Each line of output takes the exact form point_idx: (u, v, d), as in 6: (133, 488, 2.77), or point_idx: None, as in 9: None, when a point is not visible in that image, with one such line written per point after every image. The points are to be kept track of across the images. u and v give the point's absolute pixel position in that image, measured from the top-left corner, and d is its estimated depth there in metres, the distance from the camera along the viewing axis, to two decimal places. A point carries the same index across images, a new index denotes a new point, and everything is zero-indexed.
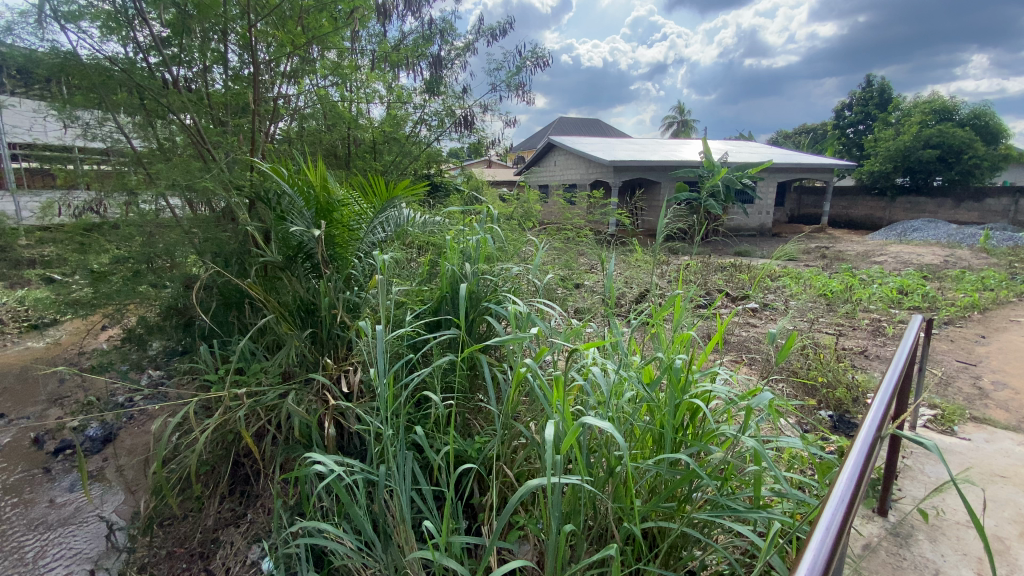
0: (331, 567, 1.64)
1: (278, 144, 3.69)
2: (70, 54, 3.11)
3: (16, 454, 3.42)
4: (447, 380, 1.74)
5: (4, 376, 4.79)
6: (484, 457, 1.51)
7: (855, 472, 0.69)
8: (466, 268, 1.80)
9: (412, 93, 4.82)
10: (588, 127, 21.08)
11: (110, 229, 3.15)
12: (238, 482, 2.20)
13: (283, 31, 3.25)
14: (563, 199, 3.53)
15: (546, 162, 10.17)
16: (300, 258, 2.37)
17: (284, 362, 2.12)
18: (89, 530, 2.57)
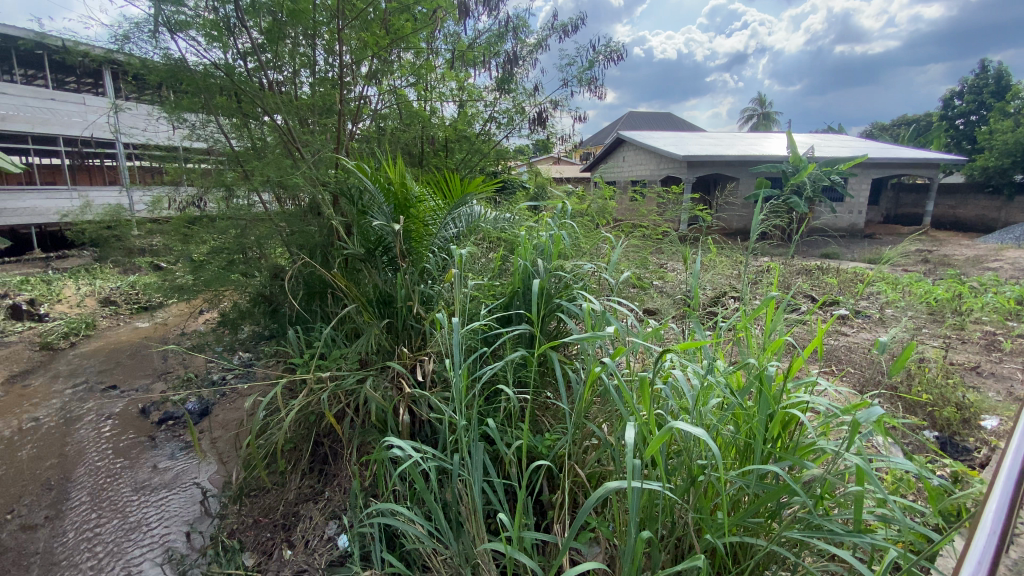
0: (404, 550, 1.70)
1: (358, 143, 3.85)
2: (179, 61, 3.40)
3: (128, 421, 3.84)
4: (520, 376, 1.76)
5: (119, 352, 5.39)
6: (556, 454, 1.51)
7: (998, 525, 0.66)
8: (539, 264, 1.80)
9: (484, 91, 4.87)
10: (659, 121, 20.37)
11: (209, 222, 3.44)
12: (318, 460, 2.34)
13: (366, 34, 3.39)
14: (636, 196, 3.45)
15: (615, 158, 9.92)
16: (379, 251, 2.48)
17: (363, 350, 2.23)
18: (186, 494, 2.83)
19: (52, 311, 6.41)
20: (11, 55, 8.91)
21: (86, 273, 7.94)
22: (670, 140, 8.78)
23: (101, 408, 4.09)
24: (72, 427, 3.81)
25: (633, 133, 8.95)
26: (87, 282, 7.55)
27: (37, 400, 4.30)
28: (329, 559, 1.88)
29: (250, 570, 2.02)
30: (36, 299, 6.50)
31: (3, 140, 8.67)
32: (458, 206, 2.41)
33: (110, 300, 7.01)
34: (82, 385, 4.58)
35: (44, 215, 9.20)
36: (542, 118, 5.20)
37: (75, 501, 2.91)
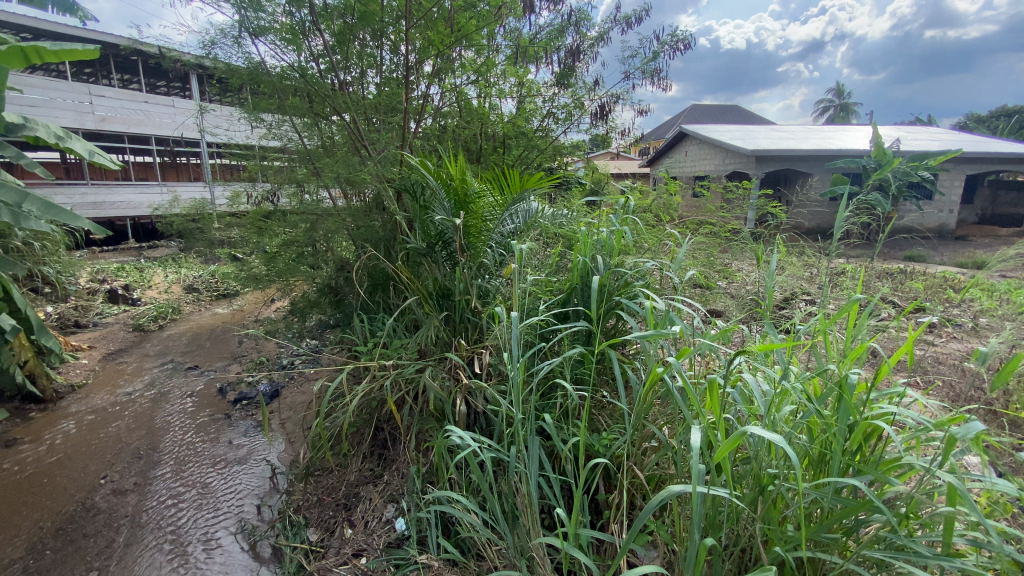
0: (459, 538, 1.75)
1: (421, 140, 3.97)
2: (259, 64, 3.59)
3: (208, 399, 4.17)
4: (577, 373, 1.75)
5: (201, 335, 5.85)
6: (613, 454, 1.50)
7: None
8: (599, 260, 1.78)
9: (544, 86, 4.86)
10: (723, 114, 19.52)
11: (282, 216, 3.65)
12: (378, 445, 2.44)
13: (431, 33, 3.47)
14: (702, 192, 3.33)
15: (676, 152, 9.59)
16: (439, 246, 2.55)
17: (422, 341, 2.31)
18: (258, 470, 3.04)
19: (144, 296, 7.04)
20: (113, 62, 9.83)
21: (172, 262, 8.66)
22: (736, 134, 8.39)
23: (185, 386, 4.46)
24: (159, 402, 4.18)
25: (697, 127, 8.62)
26: (173, 270, 8.24)
27: (131, 376, 4.75)
28: (387, 541, 1.95)
29: (314, 544, 2.14)
30: (131, 285, 7.17)
31: (105, 139, 9.58)
32: (515, 201, 2.42)
33: (193, 287, 7.61)
34: (168, 364, 5.01)
35: (138, 208, 10.08)
36: (602, 113, 5.13)
37: (161, 469, 3.19)
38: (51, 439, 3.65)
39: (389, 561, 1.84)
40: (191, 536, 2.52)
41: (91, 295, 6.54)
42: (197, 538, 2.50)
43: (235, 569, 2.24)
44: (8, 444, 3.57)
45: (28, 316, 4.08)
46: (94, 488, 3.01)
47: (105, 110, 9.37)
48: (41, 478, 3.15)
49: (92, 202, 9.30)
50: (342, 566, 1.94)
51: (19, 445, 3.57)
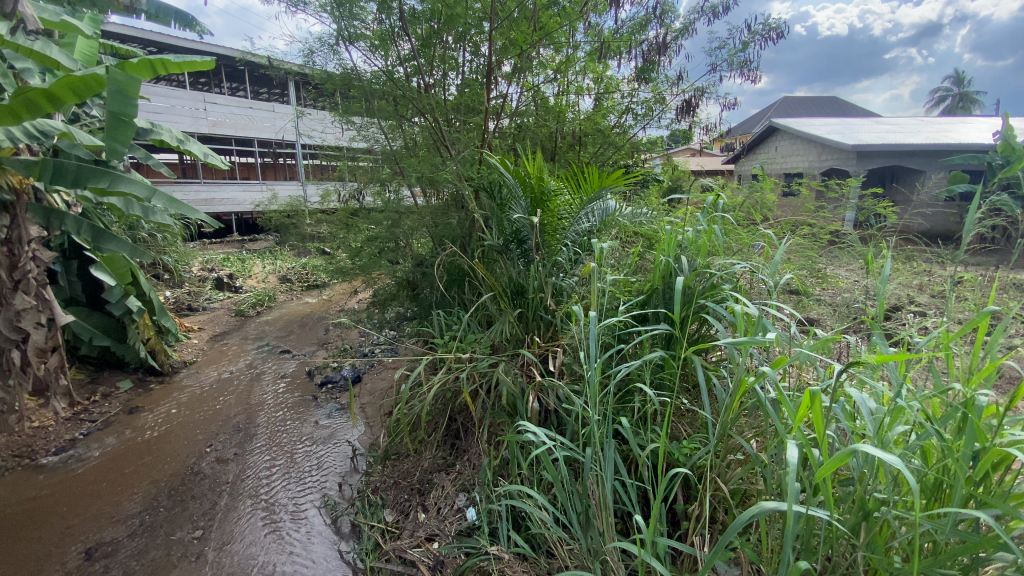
0: (530, 533, 1.77)
1: (500, 138, 4.03)
2: (351, 70, 3.80)
3: (298, 381, 4.53)
4: (658, 377, 1.71)
5: (293, 322, 6.36)
6: (695, 464, 1.45)
7: None
8: (683, 261, 1.72)
9: (623, 82, 4.76)
10: (818, 106, 18.07)
11: (367, 214, 3.88)
12: (450, 435, 2.53)
13: (513, 34, 3.54)
14: (795, 190, 3.12)
15: (763, 148, 9.00)
16: (514, 244, 2.55)
17: (497, 337, 2.35)
18: (341, 450, 3.26)
19: (245, 285, 7.74)
20: (224, 72, 10.85)
21: (270, 254, 9.46)
22: (833, 127, 7.75)
23: (278, 368, 4.87)
24: (256, 381, 4.57)
25: (788, 121, 8.05)
26: (270, 262, 9.00)
27: (233, 356, 5.25)
28: (458, 529, 2.01)
29: (390, 525, 2.25)
30: (235, 274, 7.91)
31: (216, 142, 10.63)
32: (592, 200, 2.38)
33: (287, 277, 8.27)
34: (264, 347, 5.48)
35: (241, 205, 11.10)
36: (686, 109, 4.94)
37: (257, 442, 3.50)
38: (167, 409, 4.11)
39: (460, 549, 1.89)
40: (281, 505, 2.74)
41: (202, 281, 7.29)
42: (286, 507, 2.72)
43: (318, 540, 2.41)
44: (133, 411, 4.07)
45: (151, 299, 4.61)
46: (200, 455, 3.36)
47: (217, 116, 10.36)
48: (158, 443, 3.56)
49: (204, 199, 10.35)
50: (416, 548, 2.01)
51: (142, 412, 4.06)
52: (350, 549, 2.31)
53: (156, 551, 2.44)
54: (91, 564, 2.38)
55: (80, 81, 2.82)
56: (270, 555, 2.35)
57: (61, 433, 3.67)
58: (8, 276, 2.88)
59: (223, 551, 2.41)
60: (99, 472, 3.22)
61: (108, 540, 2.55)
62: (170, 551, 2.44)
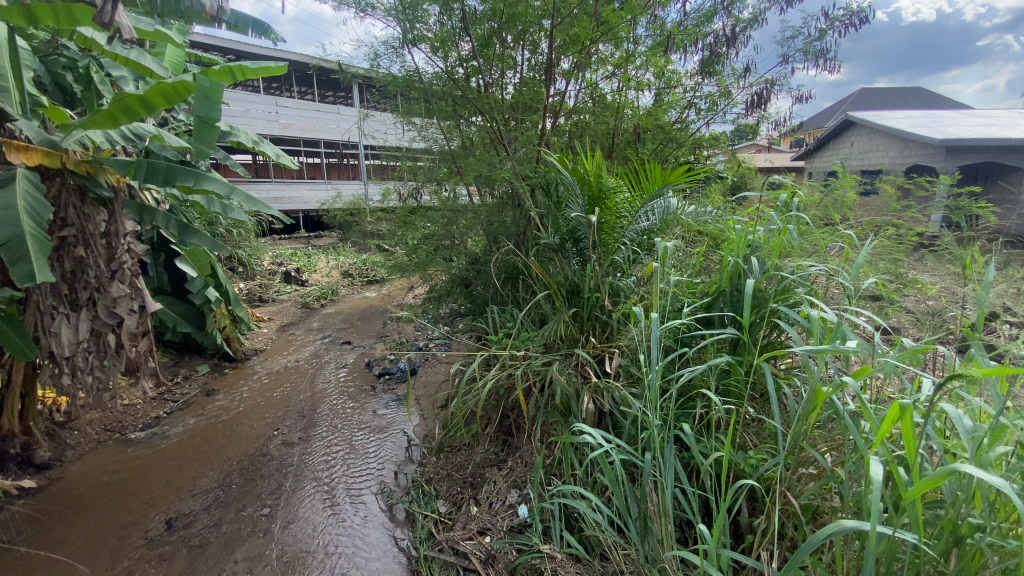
0: (583, 535, 1.77)
1: (557, 136, 4.00)
2: (413, 71, 3.90)
3: (358, 371, 4.73)
4: (723, 383, 1.66)
5: (354, 314, 6.64)
6: (762, 476, 1.40)
7: None
8: (753, 263, 1.66)
9: (685, 76, 4.61)
10: (900, 97, 16.75)
11: (425, 212, 3.98)
12: (503, 431, 2.56)
13: (573, 31, 3.51)
14: (876, 188, 2.91)
15: (837, 143, 8.43)
16: (570, 243, 2.52)
17: (552, 336, 2.35)
18: (397, 440, 3.38)
19: (310, 279, 8.17)
20: (294, 77, 11.46)
21: (333, 250, 9.92)
22: (918, 120, 7.14)
23: (340, 358, 5.11)
24: (319, 370, 4.82)
25: (866, 114, 7.51)
26: (334, 257, 9.44)
27: (299, 345, 5.55)
28: (510, 524, 2.02)
29: (443, 516, 2.30)
30: (301, 268, 8.36)
31: (286, 143, 11.25)
32: (653, 198, 2.32)
33: (348, 272, 8.64)
34: (327, 338, 5.76)
35: (308, 203, 11.71)
36: (756, 102, 4.61)
37: (319, 428, 3.68)
38: (240, 392, 4.40)
39: (512, 544, 1.91)
40: (341, 489, 2.87)
41: (272, 275, 7.75)
42: (345, 491, 2.84)
43: (375, 525, 2.51)
44: (210, 393, 4.40)
45: (227, 290, 4.97)
46: (268, 437, 3.58)
47: (287, 118, 10.95)
48: (231, 424, 3.83)
49: (274, 197, 11.00)
50: (468, 540, 2.05)
51: (217, 395, 4.37)
52: (404, 536, 2.39)
53: (228, 525, 2.62)
54: (171, 534, 2.59)
55: (172, 88, 3.01)
56: (330, 537, 2.46)
57: (148, 411, 4.02)
58: (106, 266, 3.11)
59: (288, 529, 2.55)
60: (180, 449, 3.50)
61: (186, 512, 2.76)
62: (240, 525, 2.61)
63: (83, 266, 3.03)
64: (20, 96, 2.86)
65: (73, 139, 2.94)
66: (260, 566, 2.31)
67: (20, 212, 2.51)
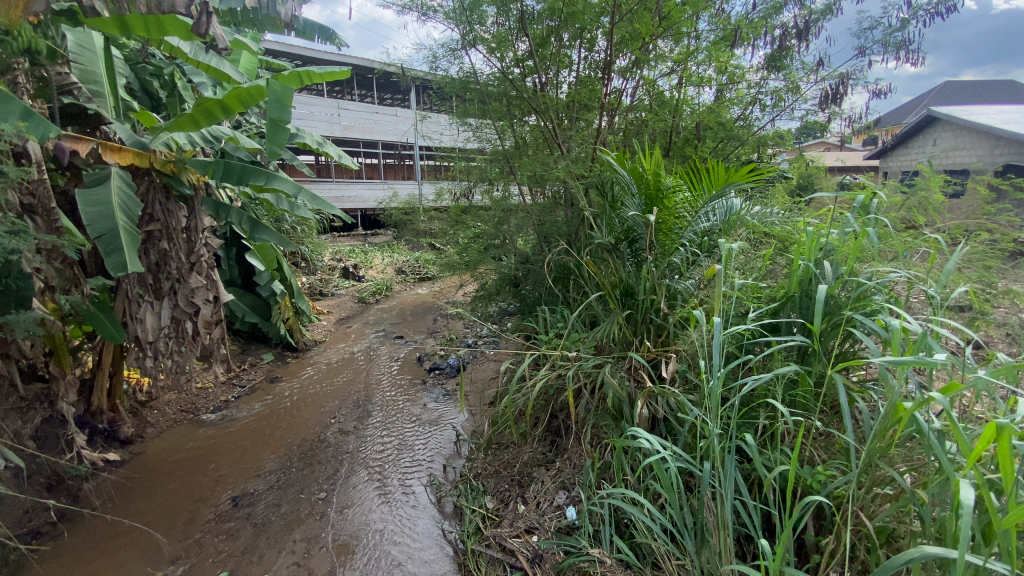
0: (635, 542, 1.73)
1: (614, 135, 3.93)
2: (470, 73, 3.94)
3: (410, 365, 4.87)
4: (790, 394, 1.59)
5: (407, 310, 6.85)
6: (831, 493, 1.33)
7: None
8: (826, 267, 1.58)
9: (748, 72, 4.42)
10: (992, 90, 15.33)
11: (477, 211, 4.04)
12: (551, 432, 2.56)
13: (632, 29, 3.45)
14: (964, 189, 2.68)
15: (917, 141, 7.78)
16: (625, 244, 2.45)
17: (605, 337, 2.32)
18: (446, 434, 3.45)
19: (367, 275, 8.47)
20: (355, 80, 11.91)
21: (388, 247, 10.25)
22: (1012, 115, 6.50)
23: (394, 352, 5.28)
24: (374, 362, 5.00)
25: (951, 109, 6.92)
26: (388, 254, 9.77)
27: (355, 338, 5.78)
28: (557, 525, 2.01)
29: (490, 512, 2.32)
30: (358, 264, 8.69)
31: (347, 144, 11.71)
32: (715, 198, 2.21)
33: (402, 270, 8.91)
34: (381, 331, 5.97)
35: (366, 201, 12.17)
36: (832, 97, 4.50)
37: (373, 418, 3.81)
38: (300, 381, 4.64)
39: (559, 546, 1.90)
40: (392, 478, 2.96)
41: (331, 270, 8.12)
42: (396, 480, 2.93)
43: (424, 516, 2.57)
44: (274, 380, 4.66)
45: (291, 283, 5.25)
46: (325, 424, 3.75)
47: (348, 120, 11.40)
48: (291, 411, 4.04)
49: (335, 196, 11.50)
50: (515, 538, 2.05)
51: (280, 382, 4.63)
52: (452, 529, 2.43)
53: (288, 505, 2.77)
54: (237, 510, 2.76)
55: (246, 92, 3.23)
56: (381, 524, 2.54)
57: (219, 394, 4.31)
58: (187, 259, 3.35)
59: (342, 513, 2.66)
60: (246, 432, 3.72)
61: (250, 491, 2.94)
62: (299, 507, 2.75)
63: (167, 259, 3.27)
64: (114, 101, 3.07)
65: (160, 141, 3.19)
66: (316, 547, 2.41)
67: (114, 207, 2.74)
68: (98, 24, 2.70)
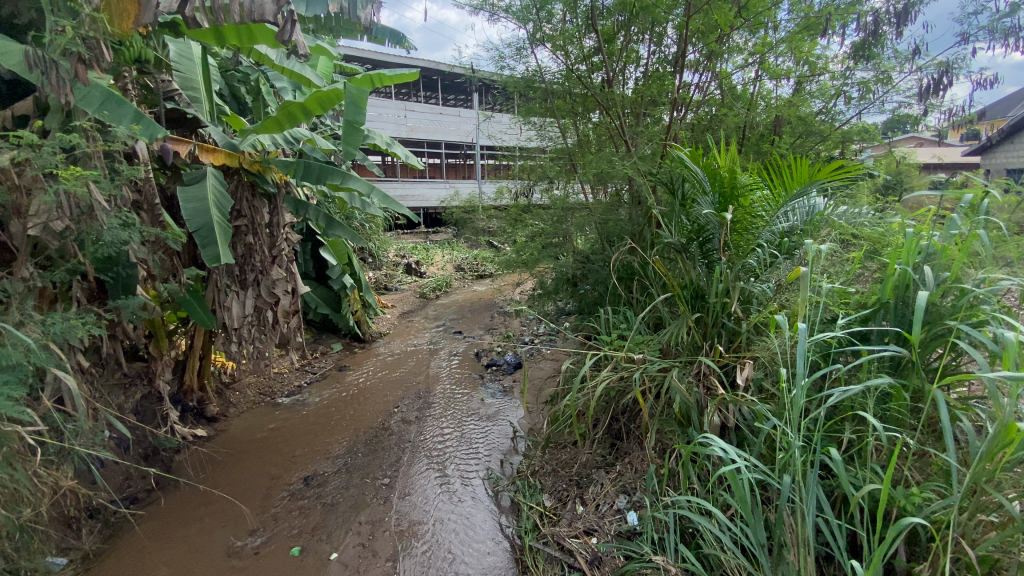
0: (701, 552, 1.68)
1: (687, 131, 3.78)
2: (535, 72, 3.93)
3: (469, 359, 4.97)
4: (881, 409, 1.47)
5: (465, 306, 6.99)
6: (928, 518, 1.23)
7: None
8: (927, 273, 1.45)
9: (832, 62, 4.12)
10: None
11: (538, 210, 4.04)
12: (611, 434, 2.52)
13: (705, 20, 3.31)
14: None
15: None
16: (695, 244, 2.37)
17: (673, 340, 2.26)
18: (504, 429, 3.49)
19: (428, 271, 8.73)
20: (421, 82, 12.27)
21: (448, 245, 10.51)
22: None
23: (453, 346, 5.40)
24: (434, 355, 5.15)
25: None
26: (449, 251, 10.01)
27: (417, 331, 5.97)
28: (617, 529, 1.98)
29: (548, 510, 2.33)
30: (420, 260, 8.96)
31: (412, 144, 12.09)
32: (795, 198, 2.10)
33: (461, 267, 9.10)
34: (441, 326, 6.13)
35: (428, 200, 12.53)
36: (930, 89, 4.06)
37: (433, 408, 3.93)
38: (366, 370, 4.86)
39: (620, 549, 1.87)
40: (451, 468, 3.04)
41: (396, 266, 8.43)
42: (455, 471, 3.00)
43: (482, 508, 2.62)
44: (342, 368, 4.91)
45: (360, 278, 5.50)
46: (390, 413, 3.90)
47: (414, 121, 11.74)
48: (358, 398, 4.24)
49: (400, 194, 11.92)
50: (574, 538, 2.04)
51: (348, 370, 4.87)
52: (509, 524, 2.46)
53: (355, 488, 2.91)
54: (308, 490, 2.93)
55: (325, 95, 3.38)
56: (441, 513, 2.60)
57: (293, 380, 4.60)
58: (270, 252, 3.60)
59: (405, 499, 2.76)
60: (317, 416, 3.95)
61: (321, 472, 3.11)
62: (365, 491, 2.88)
63: (253, 252, 3.53)
64: (209, 105, 3.34)
65: (248, 142, 3.43)
66: (380, 530, 2.52)
67: (209, 204, 2.98)
68: (198, 34, 2.95)
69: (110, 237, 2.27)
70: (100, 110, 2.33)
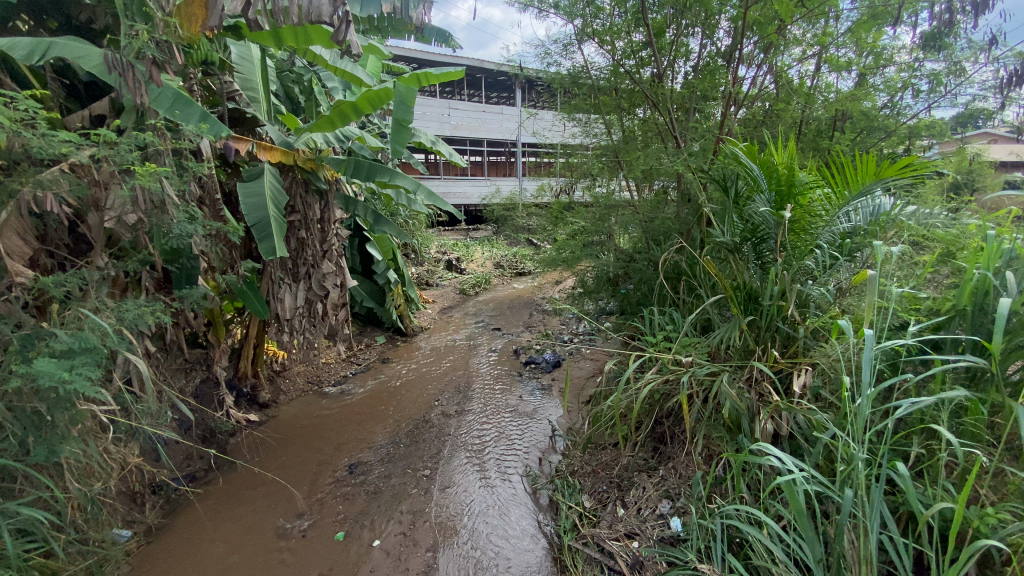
0: (750, 563, 1.62)
1: (739, 127, 3.64)
2: (582, 68, 3.89)
3: (508, 356, 5.00)
4: (953, 422, 1.37)
5: (504, 303, 7.02)
6: (1006, 541, 1.14)
7: None
8: (1012, 279, 1.34)
9: (899, 52, 3.86)
10: None
11: (579, 208, 4.00)
12: (654, 438, 2.47)
13: (761, 11, 3.16)
14: None
15: None
16: (749, 245, 2.29)
17: (723, 343, 2.20)
18: (543, 427, 3.49)
19: (468, 268, 8.83)
20: (465, 81, 12.35)
21: (488, 242, 10.58)
22: None
23: (492, 342, 5.44)
24: (473, 351, 5.20)
25: None
26: (489, 249, 10.08)
27: (457, 327, 6.05)
28: (660, 535, 1.94)
29: (588, 510, 2.31)
30: (461, 257, 9.07)
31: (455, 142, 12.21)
32: (858, 197, 1.98)
33: (500, 264, 9.14)
34: (481, 322, 6.18)
35: (469, 198, 12.64)
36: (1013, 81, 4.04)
37: (473, 403, 3.98)
38: (408, 363, 4.97)
39: (662, 555, 1.83)
40: (490, 463, 3.06)
41: (437, 262, 8.56)
42: (494, 466, 3.02)
43: (520, 505, 2.62)
44: (385, 361, 5.03)
45: (403, 273, 5.62)
46: (431, 406, 3.97)
47: (457, 120, 11.85)
48: (400, 390, 4.34)
49: (443, 191, 12.09)
50: (614, 541, 2.01)
51: (391, 363, 4.99)
52: (547, 523, 2.45)
53: (397, 478, 2.98)
54: (352, 477, 3.02)
55: (376, 95, 3.44)
56: (479, 507, 2.63)
57: (339, 370, 4.76)
58: (320, 247, 3.73)
59: (444, 491, 2.81)
60: (362, 406, 4.07)
61: (365, 461, 3.20)
62: (406, 481, 2.94)
63: (305, 246, 3.67)
64: (267, 105, 3.48)
65: (303, 141, 3.56)
66: (421, 520, 2.57)
67: (267, 200, 3.12)
68: (258, 37, 3.08)
69: (178, 230, 2.42)
70: (171, 109, 2.48)
